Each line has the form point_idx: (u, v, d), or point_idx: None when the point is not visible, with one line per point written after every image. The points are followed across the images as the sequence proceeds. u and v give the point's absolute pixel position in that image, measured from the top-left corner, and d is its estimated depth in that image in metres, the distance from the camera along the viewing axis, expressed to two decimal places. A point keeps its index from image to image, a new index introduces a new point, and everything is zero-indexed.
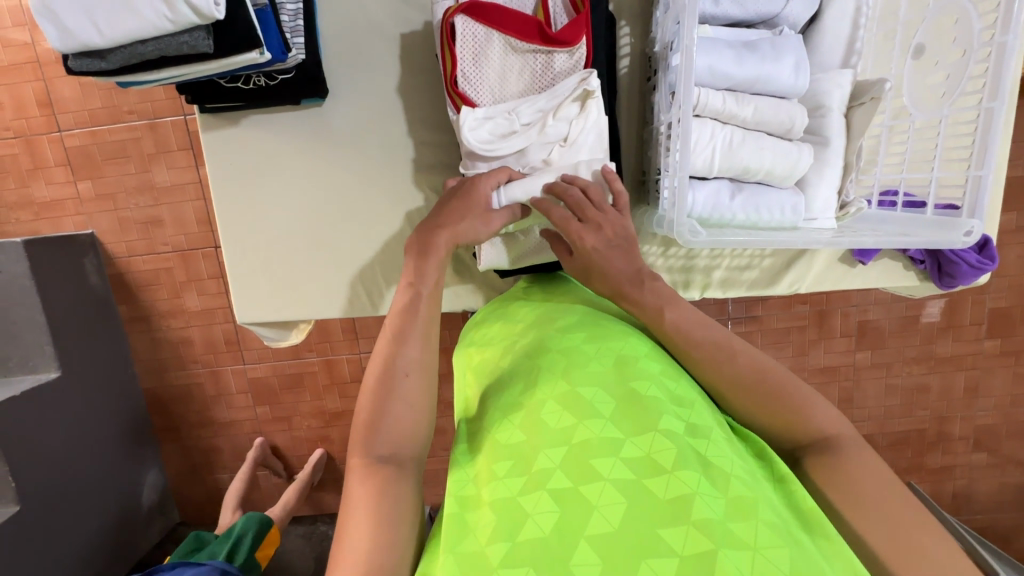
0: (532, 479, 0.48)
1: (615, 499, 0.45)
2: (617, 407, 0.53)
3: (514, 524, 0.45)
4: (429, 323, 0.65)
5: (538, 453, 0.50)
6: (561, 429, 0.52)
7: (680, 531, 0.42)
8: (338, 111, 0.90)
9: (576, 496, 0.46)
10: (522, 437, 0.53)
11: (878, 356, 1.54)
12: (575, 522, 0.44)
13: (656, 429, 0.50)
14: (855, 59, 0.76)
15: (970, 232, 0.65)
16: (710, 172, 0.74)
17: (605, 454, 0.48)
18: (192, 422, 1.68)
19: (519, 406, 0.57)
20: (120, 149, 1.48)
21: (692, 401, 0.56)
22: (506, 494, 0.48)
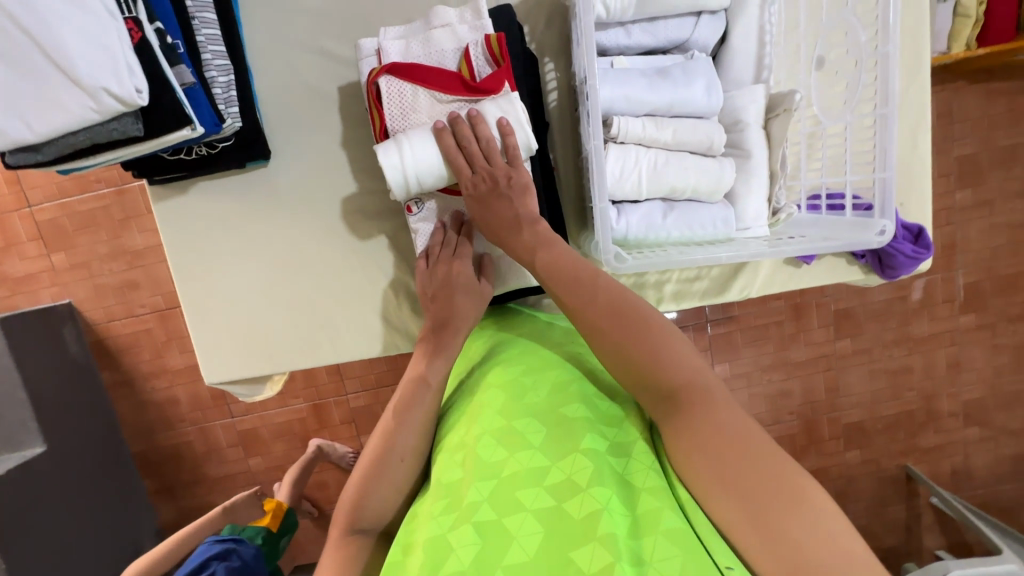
0: (461, 513, 0.50)
1: (533, 529, 0.47)
2: (546, 436, 0.55)
3: (440, 559, 0.46)
4: (418, 392, 0.66)
5: (469, 487, 0.52)
6: (492, 461, 0.53)
7: (588, 551, 0.44)
8: (287, 168, 0.93)
9: (497, 526, 0.47)
10: (458, 472, 0.54)
11: (857, 343, 1.56)
12: (494, 553, 0.46)
13: (577, 452, 0.51)
14: (766, 73, 0.80)
15: (883, 231, 0.68)
16: (639, 195, 0.77)
17: (530, 484, 0.50)
18: (185, 481, 1.68)
19: (461, 443, 0.58)
20: (91, 218, 1.50)
21: (624, 422, 0.57)
22: (436, 530, 0.49)
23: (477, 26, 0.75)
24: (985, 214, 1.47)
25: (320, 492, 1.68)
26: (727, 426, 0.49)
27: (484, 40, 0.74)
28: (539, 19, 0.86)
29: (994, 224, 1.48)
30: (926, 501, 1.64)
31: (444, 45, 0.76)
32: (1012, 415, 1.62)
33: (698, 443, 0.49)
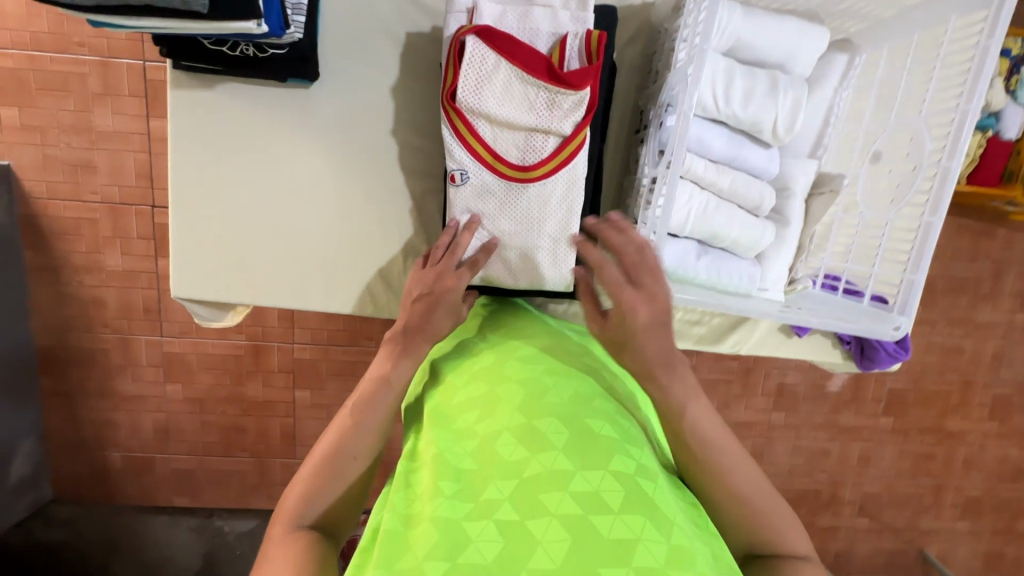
0: (479, 507, 0.50)
1: (559, 534, 0.47)
2: (571, 445, 0.56)
3: (457, 547, 0.47)
4: (381, 389, 0.67)
5: (489, 483, 0.53)
6: (513, 461, 0.54)
7: (619, 572, 0.45)
8: (325, 96, 0.87)
9: (520, 525, 0.48)
10: (471, 464, 0.55)
11: (790, 418, 1.66)
12: (516, 551, 0.46)
13: (605, 471, 0.53)
14: (821, 151, 0.83)
15: (899, 327, 0.74)
16: (683, 231, 0.78)
17: (554, 489, 0.51)
18: (88, 390, 1.52)
19: (473, 432, 0.59)
20: (60, 82, 1.34)
21: (642, 446, 0.59)
22: (451, 515, 0.50)
23: (578, 17, 0.75)
24: (927, 331, 1.61)
25: (236, 436, 1.58)
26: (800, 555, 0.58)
27: (585, 34, 0.74)
28: (624, 33, 0.85)
29: (933, 342, 1.61)
30: None
31: (541, 25, 0.75)
32: (898, 514, 1.76)
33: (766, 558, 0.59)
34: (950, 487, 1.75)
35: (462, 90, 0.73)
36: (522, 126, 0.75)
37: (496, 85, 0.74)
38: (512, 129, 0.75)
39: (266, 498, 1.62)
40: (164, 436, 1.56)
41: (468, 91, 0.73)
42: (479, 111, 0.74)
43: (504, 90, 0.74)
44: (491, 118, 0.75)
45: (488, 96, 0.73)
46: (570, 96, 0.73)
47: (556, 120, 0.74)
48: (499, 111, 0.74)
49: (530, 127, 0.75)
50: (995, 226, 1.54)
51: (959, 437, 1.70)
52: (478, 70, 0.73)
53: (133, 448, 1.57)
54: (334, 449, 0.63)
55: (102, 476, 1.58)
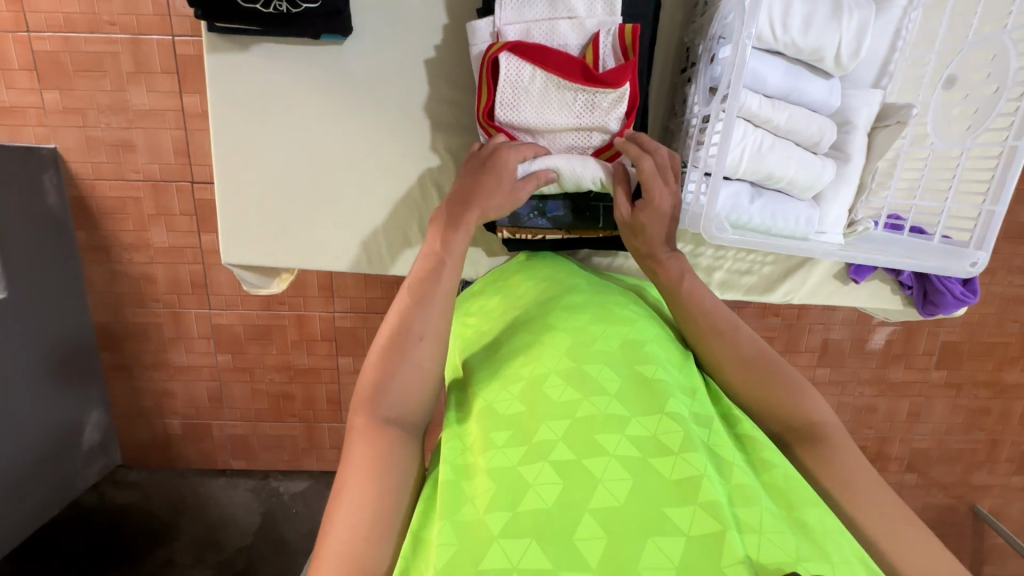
0: (533, 450, 0.51)
1: (620, 475, 0.48)
2: (623, 389, 0.56)
3: (516, 493, 0.48)
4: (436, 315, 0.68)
5: (539, 425, 0.53)
6: (564, 403, 0.54)
7: (687, 512, 0.46)
8: (357, 53, 0.85)
9: (578, 468, 0.49)
10: (521, 407, 0.56)
11: (835, 373, 1.61)
12: (578, 493, 0.47)
13: (663, 412, 0.54)
14: (886, 80, 0.77)
15: (975, 263, 0.69)
16: (735, 173, 0.74)
17: (611, 431, 0.51)
18: (146, 362, 1.60)
19: (519, 376, 0.59)
20: (96, 62, 1.36)
21: (696, 391, 0.61)
22: (506, 462, 0.51)
23: (605, 23, 0.72)
24: (986, 281, 1.52)
25: (284, 402, 1.64)
26: (854, 468, 0.60)
27: (618, 28, 0.70)
28: None
29: (990, 292, 1.53)
30: None
31: (568, 37, 0.72)
32: (950, 470, 1.71)
33: (841, 487, 0.59)
34: (1006, 441, 1.68)
35: (500, 109, 0.73)
36: (565, 133, 0.74)
37: (532, 96, 0.72)
38: (554, 135, 0.74)
39: (317, 460, 1.70)
40: (219, 403, 1.64)
41: (506, 108, 0.73)
42: (519, 126, 0.74)
43: (542, 99, 0.72)
44: (531, 130, 0.74)
45: (525, 110, 0.72)
46: (611, 94, 0.71)
47: (597, 120, 0.72)
48: (539, 122, 0.73)
49: (573, 132, 0.74)
50: None
51: (1016, 390, 1.63)
52: (513, 85, 0.71)
53: (191, 416, 1.65)
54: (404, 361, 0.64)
55: (165, 442, 1.68)
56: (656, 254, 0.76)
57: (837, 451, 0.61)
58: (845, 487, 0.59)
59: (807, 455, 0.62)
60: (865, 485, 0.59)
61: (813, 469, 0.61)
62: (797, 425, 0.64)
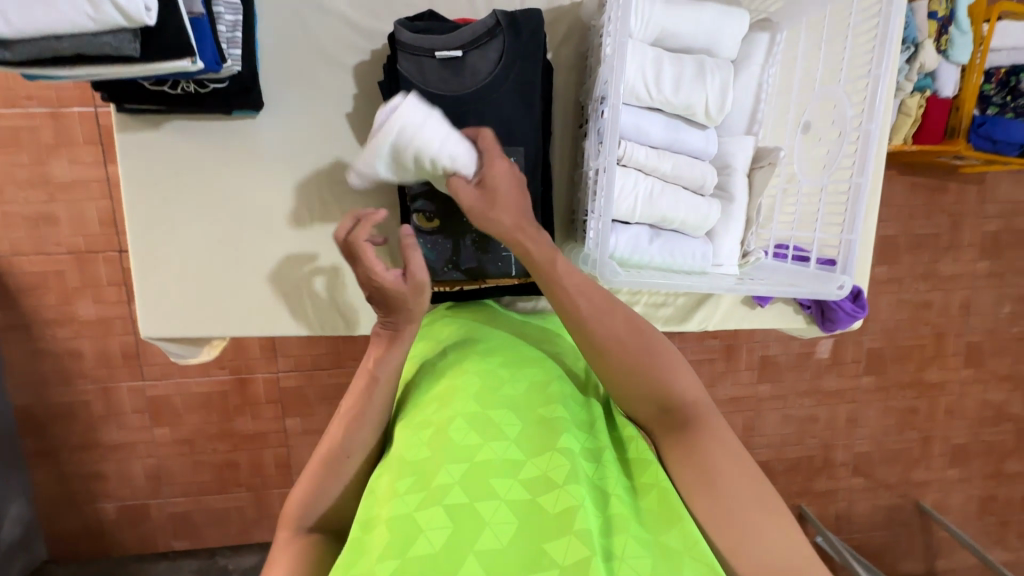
0: (430, 494, 0.52)
1: (508, 518, 0.50)
2: (522, 431, 0.59)
3: (408, 539, 0.48)
4: (372, 388, 0.66)
5: (439, 468, 0.54)
6: (465, 447, 0.56)
7: (563, 543, 0.48)
8: (274, 125, 0.88)
9: (469, 511, 0.50)
10: (426, 452, 0.57)
11: (775, 388, 1.69)
12: (465, 537, 0.48)
13: (555, 449, 0.56)
14: (757, 127, 0.86)
15: (843, 286, 0.76)
16: (631, 218, 0.81)
17: (506, 476, 0.54)
18: (75, 444, 1.50)
19: (430, 423, 0.60)
20: (12, 137, 1.33)
21: (591, 428, 0.63)
22: (403, 508, 0.51)
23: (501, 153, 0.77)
24: (895, 289, 1.66)
25: (229, 473, 1.57)
26: (719, 459, 0.57)
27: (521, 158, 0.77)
28: (558, 32, 0.88)
29: (900, 299, 1.66)
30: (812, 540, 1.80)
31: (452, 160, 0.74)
32: (893, 470, 1.81)
33: (703, 476, 0.56)
34: (937, 437, 1.80)
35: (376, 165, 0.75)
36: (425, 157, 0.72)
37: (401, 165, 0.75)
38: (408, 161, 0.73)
39: (269, 531, 1.61)
40: (157, 481, 1.55)
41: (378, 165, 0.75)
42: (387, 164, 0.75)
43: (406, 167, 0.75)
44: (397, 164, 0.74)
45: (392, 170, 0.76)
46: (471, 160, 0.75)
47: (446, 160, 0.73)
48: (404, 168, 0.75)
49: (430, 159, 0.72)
50: (945, 181, 1.60)
51: (938, 387, 1.76)
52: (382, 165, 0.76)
53: (127, 497, 1.55)
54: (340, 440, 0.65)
55: (98, 529, 1.56)
56: None
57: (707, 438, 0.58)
58: (707, 477, 0.56)
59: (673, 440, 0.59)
60: (730, 473, 0.56)
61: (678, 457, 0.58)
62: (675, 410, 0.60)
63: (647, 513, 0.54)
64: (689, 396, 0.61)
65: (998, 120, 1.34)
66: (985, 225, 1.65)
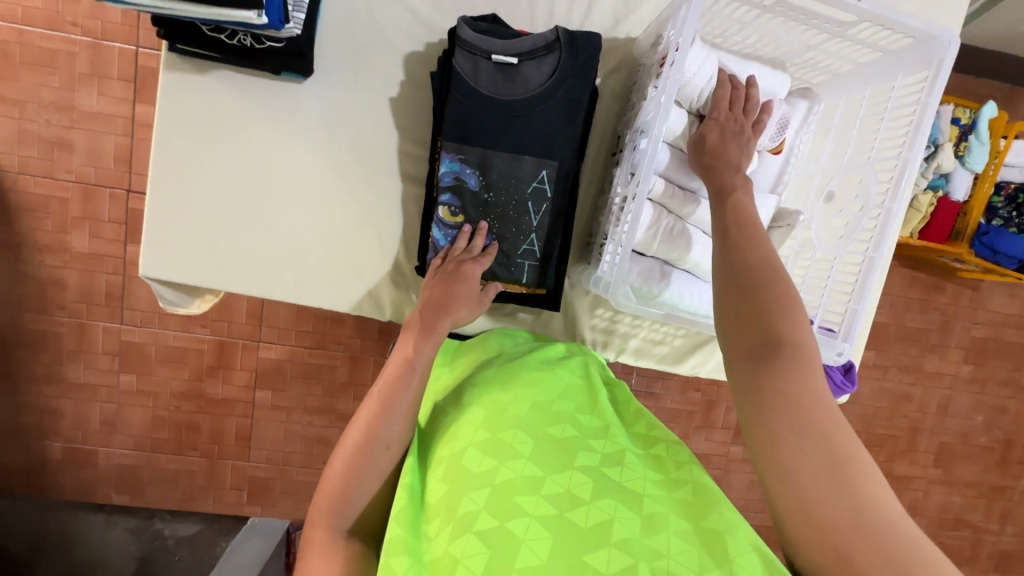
0: (459, 524, 0.52)
1: (540, 533, 0.49)
2: (536, 448, 0.59)
3: (446, 571, 0.48)
4: (405, 376, 0.67)
5: (462, 499, 0.54)
6: (483, 473, 0.56)
7: (603, 554, 0.47)
8: (316, 95, 0.89)
9: (501, 534, 0.50)
10: (444, 486, 0.57)
11: (747, 452, 1.69)
12: (501, 561, 0.47)
13: (573, 466, 0.56)
14: (781, 187, 0.89)
15: (841, 353, 0.78)
16: (648, 250, 0.82)
17: (528, 493, 0.53)
18: (35, 375, 1.46)
19: (441, 460, 0.61)
20: (47, 58, 1.33)
21: (607, 434, 0.63)
22: (437, 546, 0.51)
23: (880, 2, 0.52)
24: (879, 376, 1.68)
25: (187, 434, 1.53)
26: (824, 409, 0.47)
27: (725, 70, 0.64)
28: (609, 61, 0.91)
29: (882, 387, 1.68)
30: None
31: None
32: None
33: (793, 421, 0.47)
34: None
35: None
36: None
37: None
38: None
39: (214, 501, 1.56)
40: (111, 429, 1.50)
41: None
42: None
43: None
44: None
45: None
46: None
47: None
48: None
49: None
50: (942, 281, 1.64)
51: (905, 481, 1.76)
52: None
53: (77, 440, 1.50)
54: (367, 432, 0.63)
55: (39, 467, 1.50)
56: None
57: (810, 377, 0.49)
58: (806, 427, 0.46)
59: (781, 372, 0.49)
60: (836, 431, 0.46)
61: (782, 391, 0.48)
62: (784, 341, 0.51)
63: (681, 504, 0.55)
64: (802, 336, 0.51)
65: (1002, 233, 1.38)
66: (973, 330, 1.69)
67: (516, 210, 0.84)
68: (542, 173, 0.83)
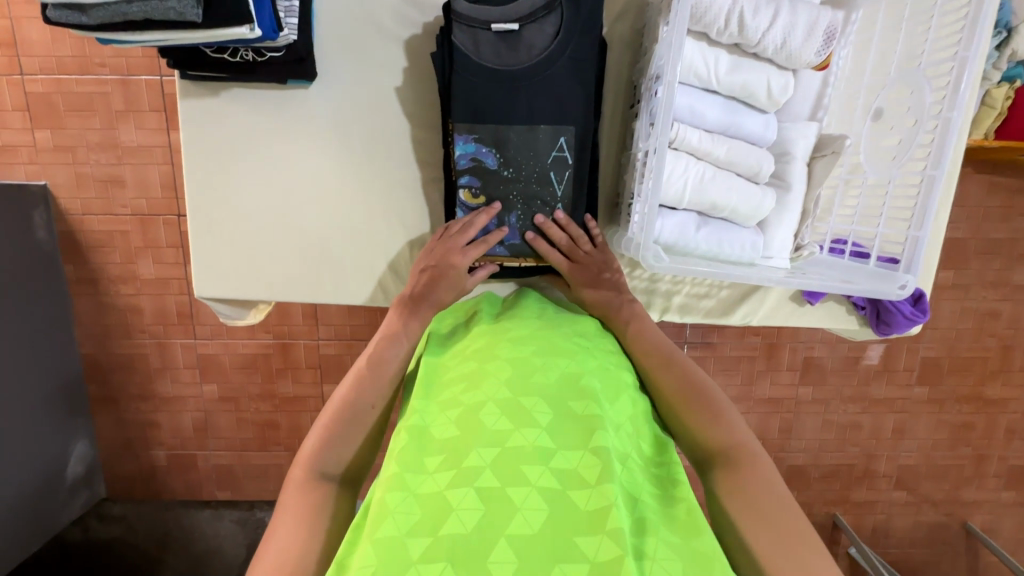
0: (462, 476, 0.49)
1: (538, 506, 0.46)
2: (554, 419, 0.55)
3: (437, 515, 0.46)
4: (394, 344, 0.73)
5: (471, 450, 0.51)
6: (497, 430, 0.53)
7: (595, 541, 0.44)
8: (324, 96, 0.90)
9: (500, 494, 0.47)
10: (455, 431, 0.54)
11: (818, 392, 1.62)
12: (495, 518, 0.45)
13: (589, 444, 0.52)
14: (821, 113, 0.81)
15: (905, 286, 0.73)
16: (679, 203, 0.78)
17: (537, 462, 0.50)
18: (132, 393, 1.61)
19: (456, 403, 0.58)
20: (86, 102, 1.41)
21: (620, 427, 0.58)
22: (432, 486, 0.49)
23: None
24: (959, 296, 1.55)
25: (271, 431, 1.64)
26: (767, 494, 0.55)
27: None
28: (613, 8, 0.85)
29: (964, 307, 1.55)
30: (846, 551, 1.71)
31: None
32: (939, 486, 1.69)
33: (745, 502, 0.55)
34: (993, 456, 1.68)
35: None
36: None
37: None
38: None
39: None
40: (204, 434, 1.64)
41: None
42: None
43: None
44: None
45: None
46: None
47: None
48: None
49: None
50: None
51: (997, 404, 1.64)
52: None
53: (178, 446, 1.65)
54: (356, 391, 0.68)
55: (151, 474, 1.67)
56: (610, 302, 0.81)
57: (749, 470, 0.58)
58: (754, 510, 0.54)
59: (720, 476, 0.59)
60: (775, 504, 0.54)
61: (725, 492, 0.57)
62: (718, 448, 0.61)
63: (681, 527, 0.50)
64: (737, 436, 0.61)
65: None
66: None
67: (537, 182, 0.82)
68: (560, 141, 0.80)
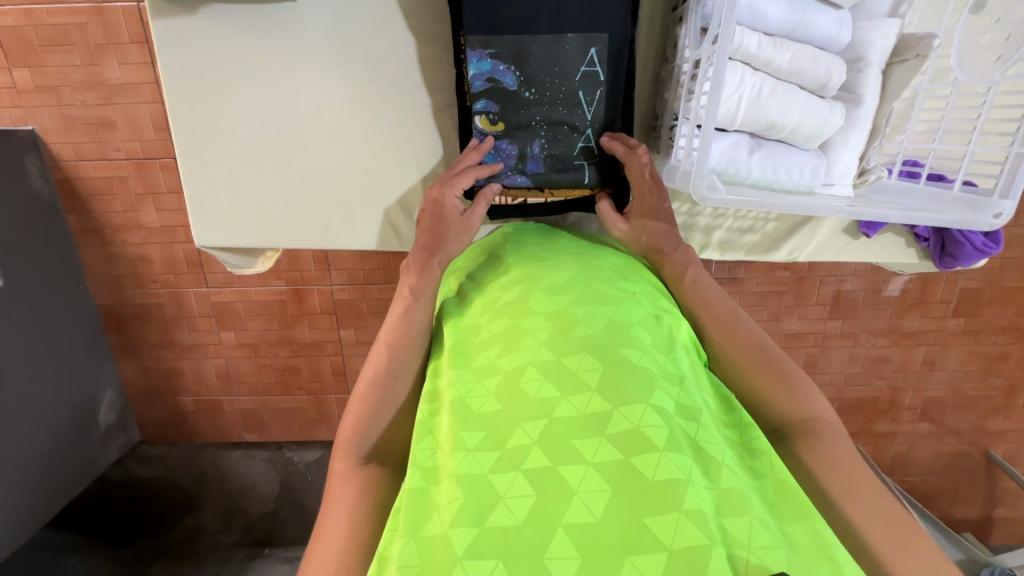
0: (507, 458, 0.45)
1: (598, 485, 0.41)
2: (603, 377, 0.48)
3: (483, 504, 0.42)
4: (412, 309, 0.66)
5: (515, 428, 0.47)
6: (543, 402, 0.48)
7: (669, 521, 0.39)
8: (316, 11, 0.78)
9: (554, 476, 0.42)
10: (495, 405, 0.49)
11: (847, 326, 1.53)
12: (550, 506, 0.41)
13: (646, 403, 0.46)
14: (904, 8, 0.71)
15: (999, 214, 0.66)
16: (731, 124, 0.67)
17: (590, 435, 0.44)
18: (152, 343, 1.59)
19: (494, 370, 0.53)
20: (62, 35, 1.28)
21: (682, 381, 0.51)
22: (475, 469, 0.45)
23: None
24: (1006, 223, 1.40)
25: (290, 376, 1.64)
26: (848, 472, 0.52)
27: None
28: None
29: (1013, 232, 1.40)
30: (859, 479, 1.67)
31: None
32: (964, 417, 1.63)
33: (833, 480, 0.52)
34: None
35: None
36: None
37: None
38: None
39: (327, 430, 1.70)
40: (226, 381, 1.64)
41: None
42: None
43: None
44: None
45: None
46: None
47: None
48: None
49: None
50: None
51: None
52: None
53: (202, 393, 1.65)
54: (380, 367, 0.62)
55: (180, 420, 1.69)
56: (657, 240, 0.72)
57: (831, 446, 0.54)
58: (845, 489, 0.51)
59: (799, 451, 0.54)
60: (864, 486, 0.51)
61: (809, 470, 0.53)
62: (793, 421, 0.57)
63: (764, 494, 0.46)
64: (813, 408, 0.56)
65: None
66: None
67: (566, 104, 0.72)
68: (591, 53, 0.69)
